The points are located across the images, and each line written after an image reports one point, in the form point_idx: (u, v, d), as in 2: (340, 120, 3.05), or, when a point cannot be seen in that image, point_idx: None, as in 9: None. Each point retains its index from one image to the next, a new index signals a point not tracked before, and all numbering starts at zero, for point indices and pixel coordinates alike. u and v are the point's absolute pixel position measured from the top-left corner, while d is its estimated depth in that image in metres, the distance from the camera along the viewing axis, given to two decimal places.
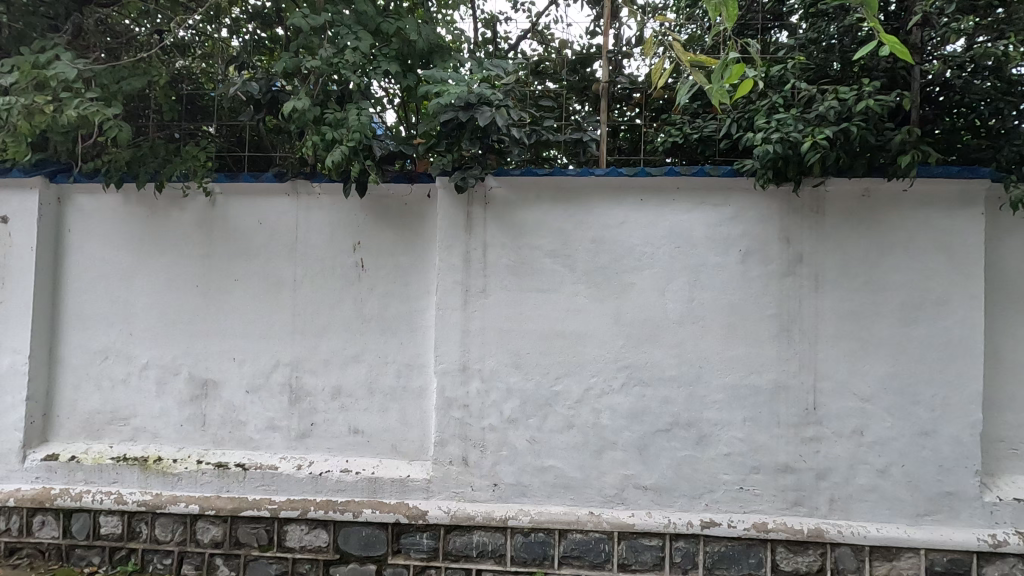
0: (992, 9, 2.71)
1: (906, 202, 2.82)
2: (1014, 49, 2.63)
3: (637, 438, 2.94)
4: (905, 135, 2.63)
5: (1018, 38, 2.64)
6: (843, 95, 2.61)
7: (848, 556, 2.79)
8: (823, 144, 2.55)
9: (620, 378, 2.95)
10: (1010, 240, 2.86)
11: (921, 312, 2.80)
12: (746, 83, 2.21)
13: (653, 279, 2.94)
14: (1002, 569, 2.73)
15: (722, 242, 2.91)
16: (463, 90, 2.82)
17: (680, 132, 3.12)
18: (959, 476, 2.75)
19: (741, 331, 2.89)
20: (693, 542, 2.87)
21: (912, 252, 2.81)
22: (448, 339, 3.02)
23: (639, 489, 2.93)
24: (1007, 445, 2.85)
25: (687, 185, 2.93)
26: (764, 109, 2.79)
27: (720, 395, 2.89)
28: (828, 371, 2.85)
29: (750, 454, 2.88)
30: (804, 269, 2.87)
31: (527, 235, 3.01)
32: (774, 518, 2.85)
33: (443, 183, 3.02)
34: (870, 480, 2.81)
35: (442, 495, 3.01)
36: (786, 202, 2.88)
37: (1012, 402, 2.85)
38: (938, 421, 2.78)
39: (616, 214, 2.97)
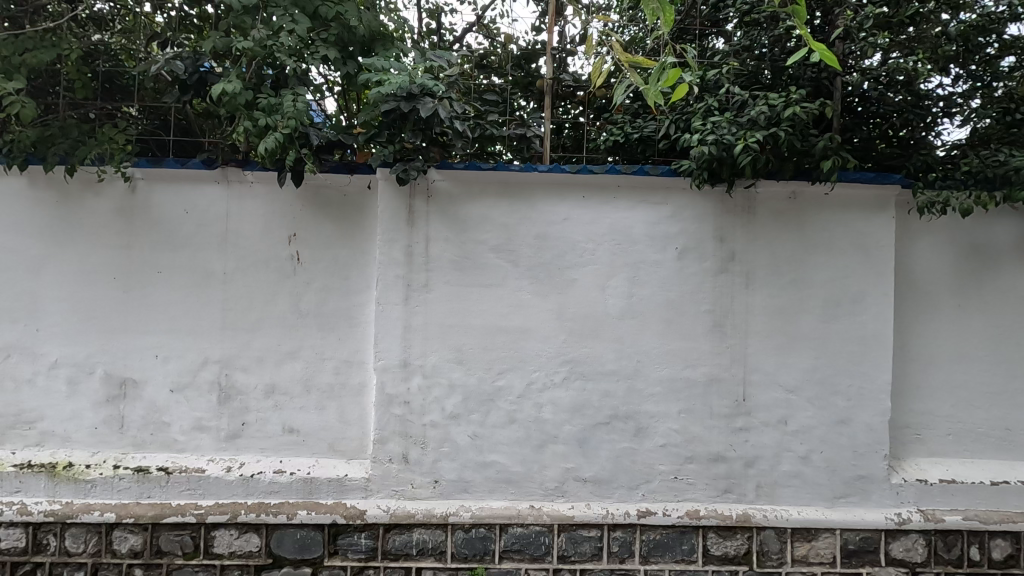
0: (904, 27, 2.92)
1: (829, 205, 3.00)
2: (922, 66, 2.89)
3: (578, 431, 2.98)
4: (828, 142, 2.78)
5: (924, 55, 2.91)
6: (773, 100, 2.73)
7: (772, 539, 2.95)
8: (754, 147, 2.67)
9: (561, 372, 2.98)
10: (918, 241, 3.10)
11: (839, 308, 2.99)
12: (681, 87, 2.24)
13: (595, 275, 2.99)
14: (907, 545, 2.96)
15: (660, 240, 3.00)
16: (405, 80, 2.76)
17: (621, 132, 3.20)
18: (871, 460, 2.97)
19: (677, 326, 2.99)
20: (630, 532, 2.95)
21: (833, 252, 2.99)
22: (389, 335, 2.96)
23: (579, 482, 2.98)
24: (913, 431, 3.09)
25: (628, 183, 2.99)
26: (700, 111, 2.89)
27: (658, 387, 2.98)
28: (757, 365, 2.99)
29: (685, 445, 2.98)
30: (736, 266, 2.99)
31: (471, 230, 2.99)
32: (706, 505, 2.97)
33: (384, 174, 2.94)
34: (793, 466, 2.98)
35: (382, 493, 2.95)
36: (720, 202, 2.99)
37: (918, 391, 3.09)
38: (853, 410, 2.98)
39: (560, 210, 3.00)
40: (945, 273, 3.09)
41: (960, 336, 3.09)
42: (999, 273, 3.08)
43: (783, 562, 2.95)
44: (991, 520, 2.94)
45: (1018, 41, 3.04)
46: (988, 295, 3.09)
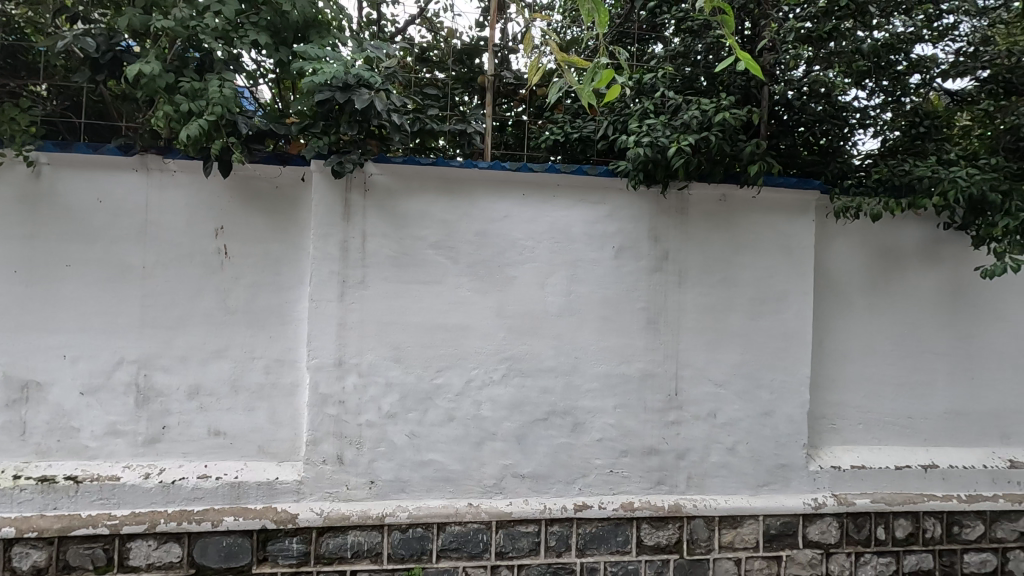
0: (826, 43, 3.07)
1: (756, 207, 3.15)
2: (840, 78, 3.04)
3: (516, 427, 3.00)
4: (755, 147, 2.89)
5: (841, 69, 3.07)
6: (705, 106, 2.83)
7: (701, 527, 3.07)
8: (687, 150, 2.74)
9: (500, 369, 2.99)
10: (835, 243, 3.31)
11: (764, 306, 3.15)
12: (613, 88, 2.21)
13: (534, 273, 3.01)
14: (822, 529, 3.15)
15: (598, 239, 3.05)
16: (341, 69, 2.66)
17: (561, 131, 3.25)
18: (791, 450, 3.15)
19: (614, 324, 3.06)
20: (567, 526, 2.99)
21: (758, 252, 3.15)
22: (323, 333, 2.87)
23: (517, 478, 3.00)
24: (828, 421, 3.29)
25: (567, 183, 3.03)
26: (637, 113, 2.97)
27: (595, 383, 3.04)
28: (689, 360, 3.11)
29: (621, 439, 3.06)
30: (670, 265, 3.09)
31: (409, 226, 2.94)
32: (639, 497, 3.06)
33: (319, 167, 2.85)
34: (721, 457, 3.12)
35: (315, 496, 2.86)
36: (655, 202, 3.08)
37: (834, 383, 3.30)
38: (776, 402, 3.15)
39: (500, 207, 3.00)
40: (859, 273, 3.32)
41: (871, 332, 3.33)
42: (905, 273, 3.34)
43: (711, 548, 3.08)
44: (895, 502, 3.18)
45: (922, 61, 3.37)
46: (895, 294, 3.34)
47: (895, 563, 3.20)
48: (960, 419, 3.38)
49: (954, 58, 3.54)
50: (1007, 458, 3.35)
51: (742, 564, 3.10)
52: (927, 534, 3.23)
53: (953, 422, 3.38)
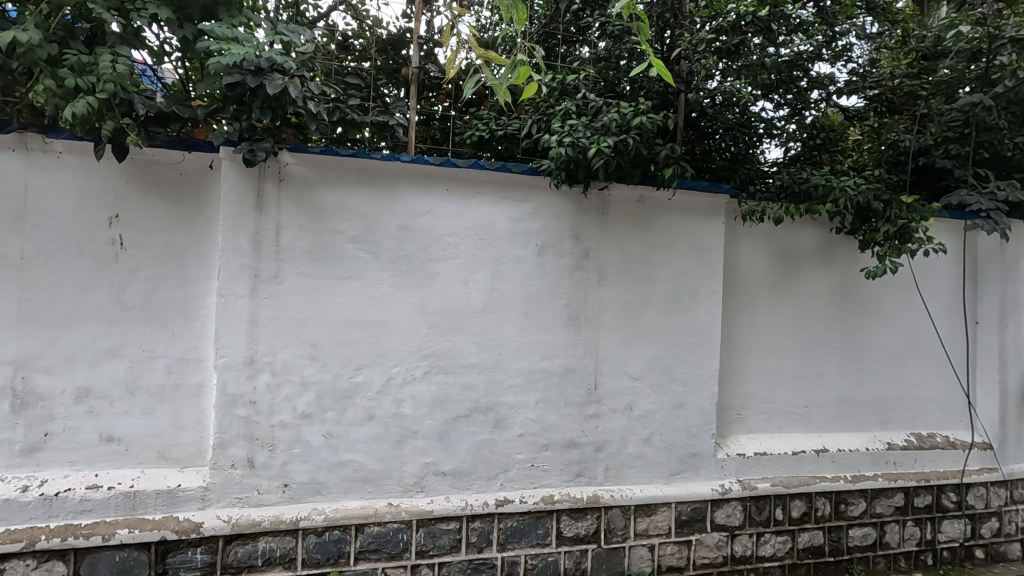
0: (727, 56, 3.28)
1: (671, 209, 3.29)
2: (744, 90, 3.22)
3: (438, 425, 2.97)
4: (670, 151, 3.01)
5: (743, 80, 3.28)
6: (623, 109, 2.92)
7: (618, 517, 3.18)
8: (607, 151, 2.81)
9: (422, 366, 2.95)
10: (742, 245, 3.52)
11: (678, 303, 3.30)
12: (533, 86, 2.24)
13: (458, 269, 3.00)
14: (729, 513, 3.36)
15: (521, 236, 3.08)
16: (252, 51, 2.51)
17: (486, 128, 3.28)
18: (701, 439, 3.32)
19: (536, 320, 3.10)
20: (488, 521, 3.00)
21: (674, 251, 3.30)
22: (232, 330, 2.71)
23: (439, 476, 2.98)
24: (734, 411, 3.51)
25: (491, 179, 3.03)
26: (560, 113, 3.02)
27: (517, 378, 3.07)
28: (608, 356, 3.21)
29: (541, 433, 3.11)
30: (591, 263, 3.18)
31: (328, 219, 2.83)
32: (560, 490, 3.12)
33: (228, 153, 2.69)
34: (637, 448, 3.24)
35: (222, 502, 2.70)
36: (577, 202, 3.15)
37: (740, 375, 3.52)
38: (688, 395, 3.31)
39: (423, 202, 2.95)
40: (764, 272, 3.56)
41: (773, 327, 3.58)
42: (803, 273, 3.61)
43: (627, 536, 3.19)
44: (791, 484, 3.43)
45: (820, 79, 3.67)
46: (794, 292, 3.60)
47: (791, 540, 3.47)
48: (848, 407, 3.71)
49: (848, 77, 3.89)
50: (886, 441, 3.71)
51: (656, 550, 3.23)
52: (819, 512, 3.51)
53: (842, 410, 3.70)
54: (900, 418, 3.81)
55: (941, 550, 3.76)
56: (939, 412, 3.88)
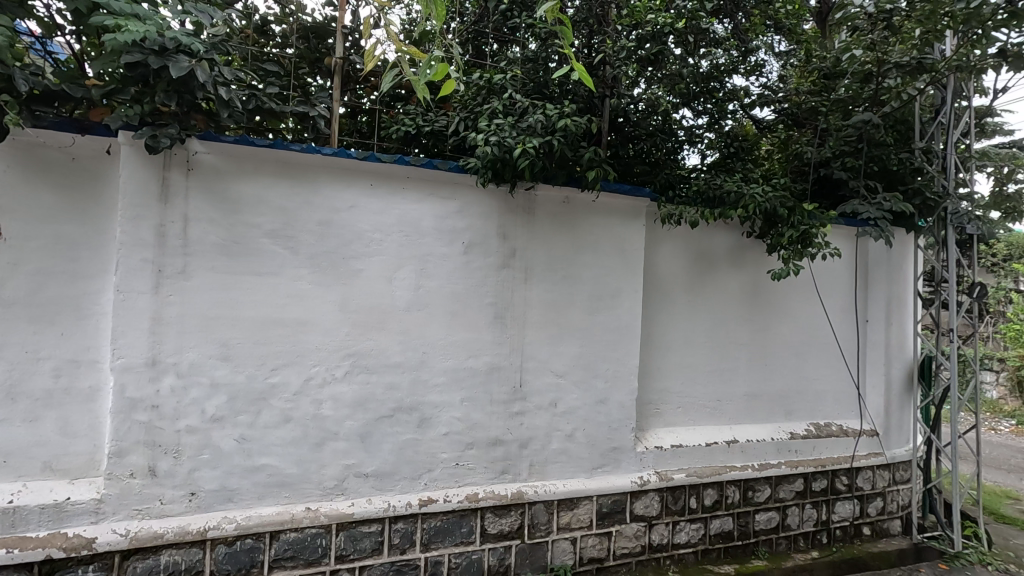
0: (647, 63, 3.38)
1: (595, 210, 3.38)
2: (662, 94, 3.57)
3: (360, 426, 2.90)
4: (593, 154, 3.07)
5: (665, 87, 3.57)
6: (549, 111, 2.97)
7: (541, 512, 3.24)
8: (531, 151, 2.83)
9: (343, 366, 2.87)
10: (661, 246, 3.68)
11: (601, 302, 3.40)
12: (449, 83, 2.14)
13: (382, 266, 2.94)
14: (646, 503, 3.50)
15: (447, 234, 3.06)
16: (154, 30, 2.34)
17: (413, 123, 3.27)
18: (621, 433, 3.44)
19: (462, 318, 3.09)
20: (411, 522, 2.96)
21: (597, 252, 3.39)
22: (132, 329, 2.52)
23: (360, 478, 2.90)
24: (653, 406, 3.66)
25: (416, 176, 2.99)
26: (486, 112, 3.05)
27: (442, 377, 3.05)
28: (532, 353, 3.25)
29: (467, 432, 3.11)
30: (517, 262, 3.21)
31: (242, 211, 2.69)
32: (484, 487, 3.14)
33: (128, 138, 2.49)
34: (560, 444, 3.32)
35: (118, 515, 2.50)
36: (504, 201, 3.18)
37: (658, 372, 3.68)
38: (610, 390, 3.42)
39: (345, 197, 2.87)
40: (681, 273, 3.74)
41: (689, 324, 3.76)
42: (717, 274, 3.82)
43: (550, 531, 3.25)
44: (704, 474, 3.63)
45: (735, 91, 3.93)
46: (709, 292, 3.81)
47: (703, 527, 3.66)
48: (756, 400, 3.96)
49: (761, 90, 4.23)
50: (788, 431, 4.00)
51: (578, 542, 3.31)
52: (729, 500, 3.73)
53: (751, 402, 3.95)
54: (801, 409, 4.11)
55: (835, 529, 4.10)
56: (835, 402, 4.22)
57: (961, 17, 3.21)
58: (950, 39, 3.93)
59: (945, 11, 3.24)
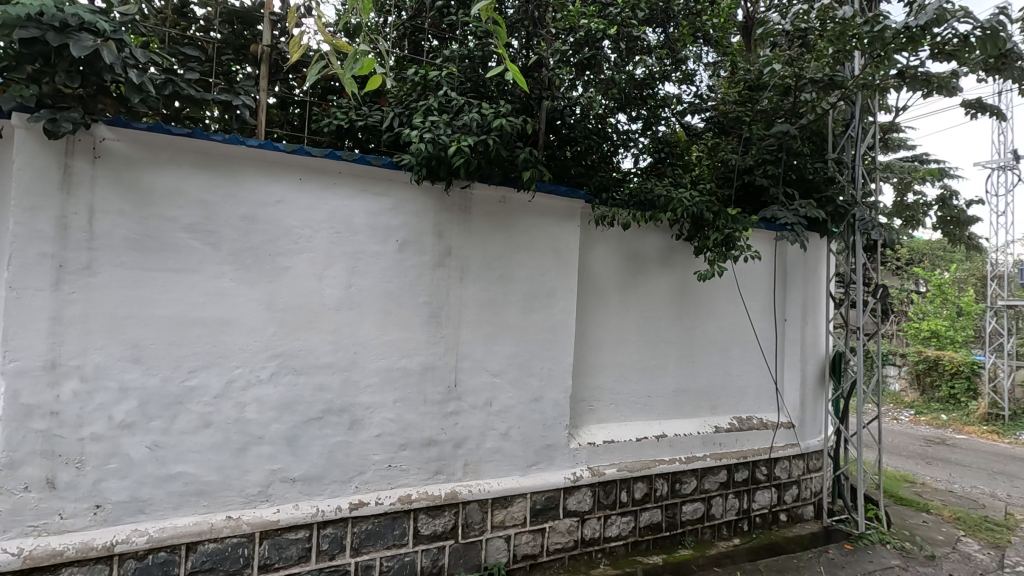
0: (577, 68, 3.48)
1: (531, 211, 3.41)
2: (587, 93, 3.60)
3: (286, 429, 2.79)
4: (528, 155, 3.08)
5: (591, 83, 3.59)
6: (484, 111, 2.98)
7: (475, 511, 3.23)
8: (466, 149, 2.81)
9: (269, 367, 2.75)
10: (595, 248, 3.77)
11: (536, 301, 3.44)
12: (376, 78, 2.06)
13: (311, 264, 2.84)
14: (579, 499, 3.57)
15: (380, 232, 3.01)
16: (53, 5, 2.18)
17: (345, 117, 3.20)
18: (555, 430, 3.50)
19: (395, 317, 3.04)
20: (341, 527, 2.88)
21: (533, 253, 3.42)
22: (27, 329, 2.31)
23: (287, 483, 2.80)
24: (586, 403, 3.74)
25: (348, 171, 2.92)
26: (421, 109, 3.03)
27: (374, 378, 2.99)
28: (467, 353, 3.24)
29: (399, 433, 3.06)
30: (452, 261, 3.19)
31: (156, 204, 2.52)
32: (417, 489, 3.10)
33: (22, 121, 2.27)
34: (495, 442, 3.33)
35: (10, 533, 2.29)
36: (439, 199, 3.15)
37: (591, 370, 3.76)
38: (544, 389, 3.47)
39: (272, 191, 2.75)
40: (614, 274, 3.84)
41: (621, 324, 3.87)
42: (648, 275, 3.95)
43: (484, 529, 3.26)
44: (634, 468, 3.74)
45: (666, 99, 4.08)
46: (640, 293, 3.93)
47: (633, 520, 3.78)
48: (684, 395, 4.13)
49: (691, 99, 4.41)
50: (713, 425, 4.19)
51: (512, 540, 3.33)
52: (658, 492, 3.87)
53: (678, 398, 4.11)
54: (725, 404, 4.33)
55: (755, 517, 4.34)
56: (756, 397, 4.47)
57: (866, 39, 3.50)
58: (858, 60, 4.25)
59: (853, 33, 3.55)
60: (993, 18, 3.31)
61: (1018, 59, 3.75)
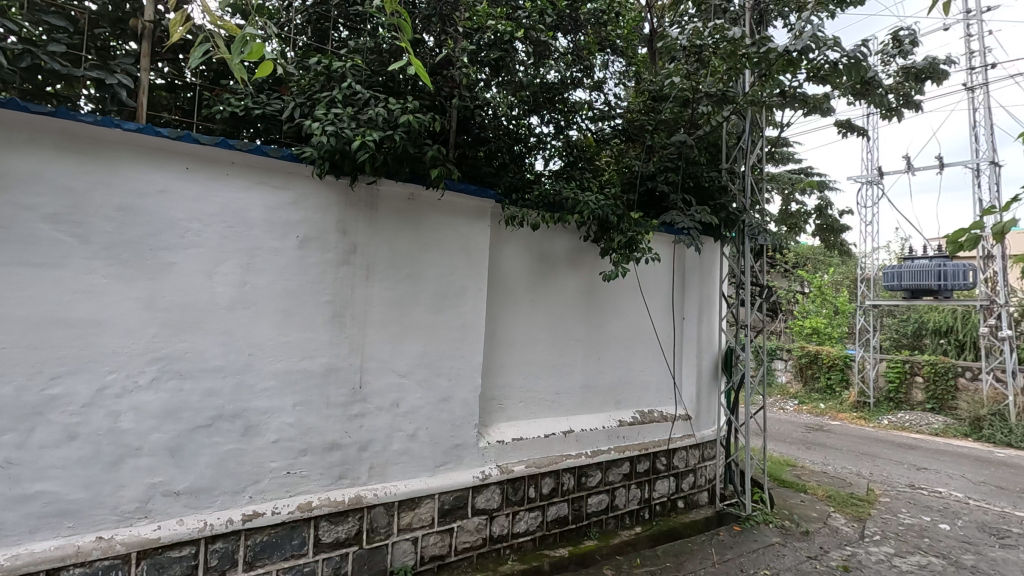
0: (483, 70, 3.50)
1: (440, 209, 3.38)
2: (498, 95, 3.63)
3: (169, 439, 2.58)
4: (437, 153, 3.05)
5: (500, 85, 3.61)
6: (391, 106, 2.91)
7: (381, 515, 3.16)
8: (371, 144, 2.73)
9: (149, 372, 2.52)
10: (505, 248, 3.81)
11: (445, 300, 3.42)
12: (267, 64, 1.93)
13: (199, 260, 2.64)
14: (488, 497, 3.59)
15: (279, 227, 2.86)
16: None
17: (240, 104, 2.99)
18: (464, 430, 3.50)
19: (294, 317, 2.90)
20: (232, 540, 2.70)
21: (442, 250, 3.40)
22: None
23: (169, 497, 2.58)
24: (496, 402, 3.77)
25: (243, 161, 2.75)
26: (324, 101, 2.91)
27: (271, 381, 2.83)
28: (373, 353, 3.16)
29: (299, 438, 2.92)
30: (357, 258, 3.10)
31: (11, 190, 2.24)
32: (318, 495, 2.98)
33: None
34: (402, 444, 3.27)
35: None
36: (344, 195, 3.05)
37: (501, 368, 3.80)
38: (453, 388, 3.45)
39: (154, 179, 2.53)
40: (524, 273, 3.90)
41: (530, 322, 3.94)
42: (557, 275, 4.05)
43: (390, 533, 3.19)
44: (542, 464, 3.82)
45: (576, 104, 4.21)
46: (549, 292, 4.02)
47: (541, 515, 3.85)
48: (590, 392, 4.28)
49: (600, 105, 4.58)
50: (618, 419, 4.38)
51: (419, 542, 3.28)
52: (564, 487, 3.97)
53: (585, 394, 4.25)
54: (629, 399, 4.53)
55: (656, 505, 4.58)
56: (656, 391, 4.72)
57: (754, 59, 3.78)
58: (748, 77, 4.60)
59: (741, 52, 3.86)
60: (856, 50, 3.70)
61: (878, 87, 4.22)
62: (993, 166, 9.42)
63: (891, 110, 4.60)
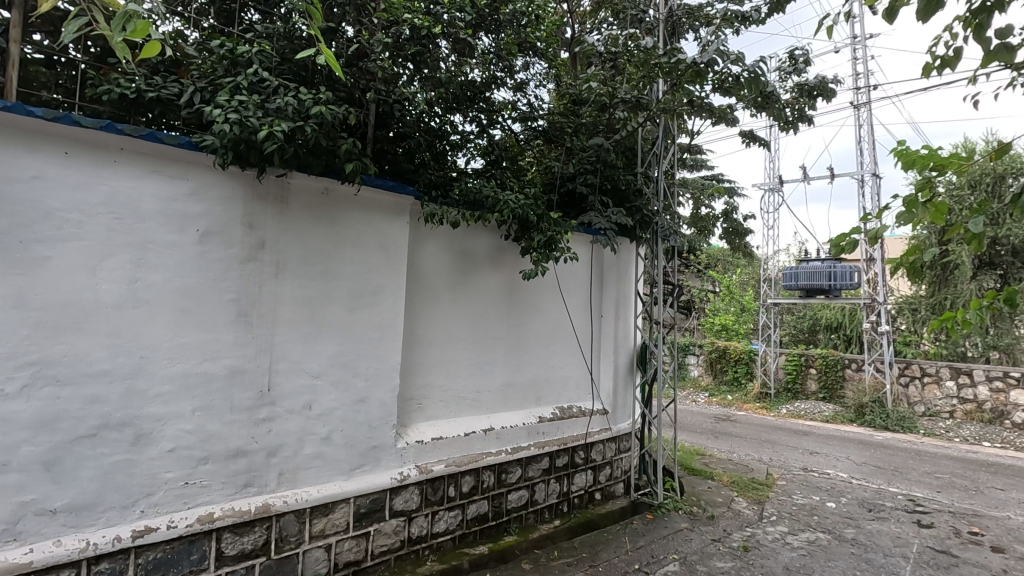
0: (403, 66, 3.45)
1: (357, 204, 3.29)
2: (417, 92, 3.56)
3: (43, 452, 2.32)
4: (351, 147, 2.95)
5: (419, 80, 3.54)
6: (302, 96, 2.79)
7: (291, 523, 3.02)
8: (278, 135, 2.60)
9: (18, 379, 2.26)
10: (425, 245, 3.76)
11: (361, 298, 3.32)
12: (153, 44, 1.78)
13: (80, 254, 2.40)
14: (407, 498, 3.53)
15: (175, 220, 2.66)
16: None
17: (131, 85, 2.75)
18: (381, 431, 3.42)
19: (194, 317, 2.71)
20: (120, 559, 2.49)
21: (359, 247, 3.30)
22: None
23: (44, 516, 2.33)
24: (415, 402, 3.72)
25: (133, 148, 2.54)
26: (228, 86, 2.74)
27: (166, 386, 2.63)
28: (283, 354, 3.01)
29: (199, 445, 2.74)
30: (265, 254, 2.94)
31: None
32: (221, 506, 2.80)
33: None
34: (315, 448, 3.15)
35: None
36: (251, 187, 2.89)
37: (420, 367, 3.75)
38: (370, 389, 3.37)
39: (26, 164, 2.28)
40: (444, 271, 3.87)
41: (451, 320, 3.91)
42: (478, 273, 4.06)
43: (301, 541, 3.05)
44: (462, 463, 3.81)
45: (496, 103, 4.23)
46: (470, 291, 4.02)
47: (461, 513, 3.84)
48: (510, 389, 4.32)
49: (522, 107, 4.66)
50: (538, 416, 4.45)
51: (332, 548, 3.17)
52: (484, 484, 3.99)
53: (505, 392, 4.29)
54: (548, 396, 4.62)
55: (574, 498, 4.70)
56: (575, 387, 4.85)
57: (666, 68, 3.94)
58: (660, 86, 4.82)
59: (654, 61, 4.00)
60: (756, 66, 3.96)
61: (776, 101, 4.56)
62: (875, 177, 10.45)
63: (788, 123, 4.98)
